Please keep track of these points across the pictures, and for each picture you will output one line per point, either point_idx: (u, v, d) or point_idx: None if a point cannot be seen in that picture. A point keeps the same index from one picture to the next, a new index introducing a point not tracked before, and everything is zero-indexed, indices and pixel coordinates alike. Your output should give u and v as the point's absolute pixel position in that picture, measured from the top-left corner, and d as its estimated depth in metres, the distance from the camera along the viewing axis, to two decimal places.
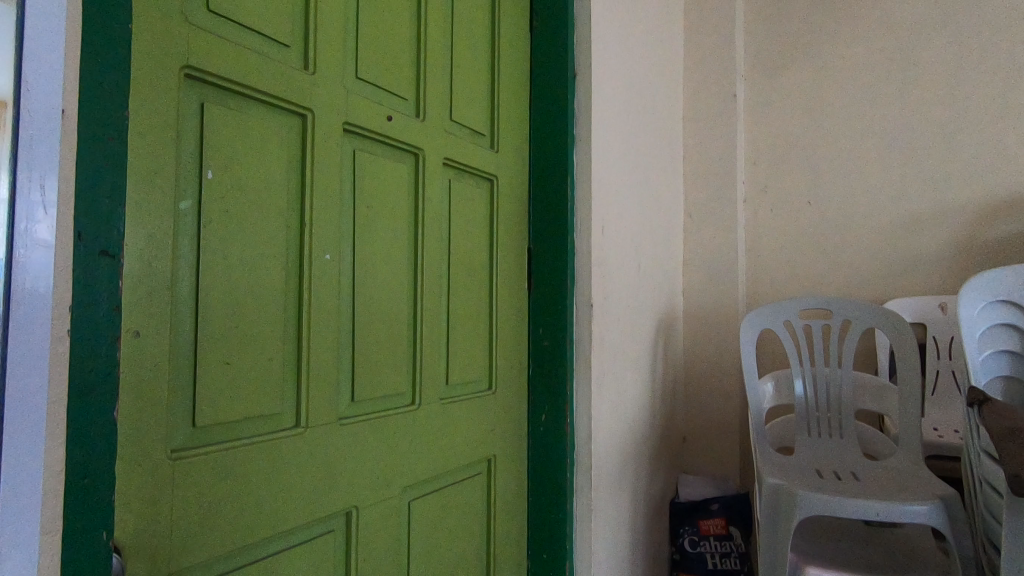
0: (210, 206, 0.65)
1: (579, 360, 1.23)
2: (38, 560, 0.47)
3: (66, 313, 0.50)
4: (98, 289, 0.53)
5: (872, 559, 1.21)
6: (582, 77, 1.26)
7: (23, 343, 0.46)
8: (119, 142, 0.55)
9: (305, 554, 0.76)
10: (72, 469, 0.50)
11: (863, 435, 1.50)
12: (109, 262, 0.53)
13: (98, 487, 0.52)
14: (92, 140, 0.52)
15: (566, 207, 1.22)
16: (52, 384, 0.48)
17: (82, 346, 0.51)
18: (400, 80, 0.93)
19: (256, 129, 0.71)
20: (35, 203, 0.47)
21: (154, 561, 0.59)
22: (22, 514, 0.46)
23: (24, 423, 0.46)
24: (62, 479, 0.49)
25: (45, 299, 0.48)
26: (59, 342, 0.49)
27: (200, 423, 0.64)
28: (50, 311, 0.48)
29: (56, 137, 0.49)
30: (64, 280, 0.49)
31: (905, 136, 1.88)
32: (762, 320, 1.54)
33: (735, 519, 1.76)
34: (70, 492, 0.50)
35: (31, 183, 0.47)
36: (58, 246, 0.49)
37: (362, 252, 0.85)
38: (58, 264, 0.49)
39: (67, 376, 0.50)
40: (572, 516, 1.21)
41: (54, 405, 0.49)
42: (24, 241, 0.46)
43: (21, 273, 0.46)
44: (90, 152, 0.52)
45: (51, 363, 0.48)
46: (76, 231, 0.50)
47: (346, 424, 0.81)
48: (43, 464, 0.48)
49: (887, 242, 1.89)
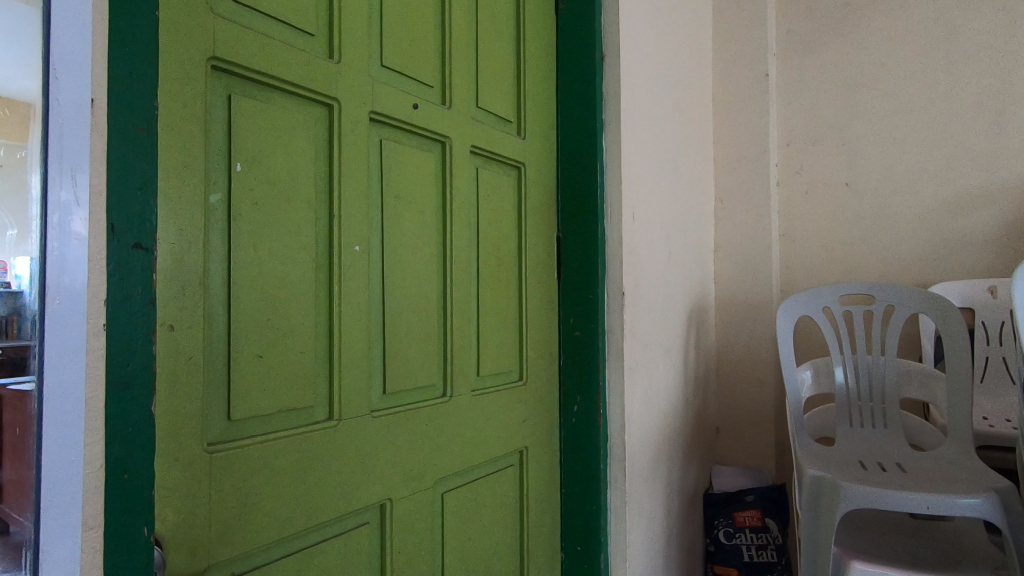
0: (239, 199, 0.65)
1: (611, 350, 1.20)
2: (80, 555, 0.48)
3: (101, 307, 0.50)
4: (133, 282, 0.52)
5: (920, 552, 1.17)
6: (611, 59, 1.22)
7: (60, 336, 0.47)
8: (149, 132, 0.54)
9: (341, 547, 0.76)
10: (112, 465, 0.50)
11: (909, 426, 1.44)
12: (142, 255, 0.53)
13: (137, 481, 0.53)
14: (122, 132, 0.52)
15: (595, 194, 1.19)
16: (90, 379, 0.49)
17: (117, 340, 0.51)
18: (426, 66, 0.92)
19: (283, 120, 0.70)
20: (66, 197, 0.47)
21: (194, 554, 0.59)
22: (63, 506, 0.47)
23: (61, 418, 0.47)
24: (103, 474, 0.50)
25: (81, 293, 0.48)
26: (95, 337, 0.49)
27: (235, 416, 0.64)
28: (86, 306, 0.48)
29: (86, 131, 0.49)
30: (99, 275, 0.49)
31: (951, 112, 1.79)
32: (799, 306, 1.49)
33: (771, 510, 1.72)
34: (111, 486, 0.50)
35: (63, 179, 0.47)
36: (92, 238, 0.49)
37: (391, 242, 0.84)
38: (92, 257, 0.49)
39: (104, 372, 0.50)
40: (606, 509, 1.19)
41: (91, 401, 0.49)
42: (57, 234, 0.47)
43: (55, 267, 0.47)
44: (121, 145, 0.52)
45: (88, 358, 0.49)
46: (109, 224, 0.50)
47: (379, 417, 0.81)
48: (83, 460, 0.48)
49: (931, 223, 1.80)
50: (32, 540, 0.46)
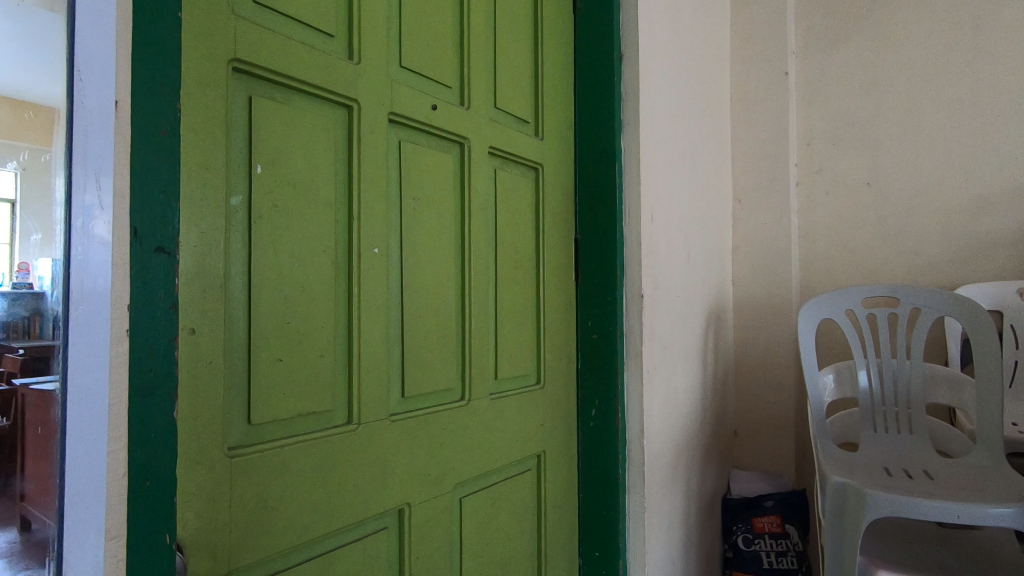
0: (259, 201, 0.65)
1: (630, 354, 1.18)
2: (103, 564, 0.48)
3: (125, 312, 0.49)
4: (156, 287, 0.52)
5: (948, 562, 1.14)
6: (629, 57, 1.20)
7: (83, 341, 0.46)
8: (172, 135, 0.54)
9: (360, 552, 0.75)
10: (135, 471, 0.50)
11: (936, 432, 1.41)
12: (164, 259, 0.53)
13: (160, 489, 0.52)
14: (145, 135, 0.51)
15: (614, 194, 1.17)
16: (113, 385, 0.48)
17: (140, 344, 0.50)
18: (444, 66, 0.91)
19: (303, 121, 0.69)
20: (90, 200, 0.47)
21: (215, 559, 0.59)
22: (86, 514, 0.46)
23: (85, 421, 0.46)
24: (126, 481, 0.49)
25: (104, 297, 0.48)
26: (119, 342, 0.49)
27: (255, 420, 0.63)
28: (110, 310, 0.48)
29: (110, 132, 0.48)
30: (122, 280, 0.49)
31: (978, 111, 1.74)
32: (822, 308, 1.46)
33: (791, 516, 1.69)
34: (133, 493, 0.50)
35: (87, 180, 0.47)
36: (115, 242, 0.49)
37: (410, 245, 0.84)
38: (116, 261, 0.49)
39: (127, 377, 0.49)
40: (624, 514, 1.17)
41: (115, 407, 0.48)
42: (80, 237, 0.46)
43: (78, 270, 0.46)
44: (144, 148, 0.51)
45: (111, 363, 0.48)
46: (132, 228, 0.50)
47: (398, 421, 0.80)
48: (106, 466, 0.48)
49: (956, 224, 1.76)
50: (55, 548, 0.45)
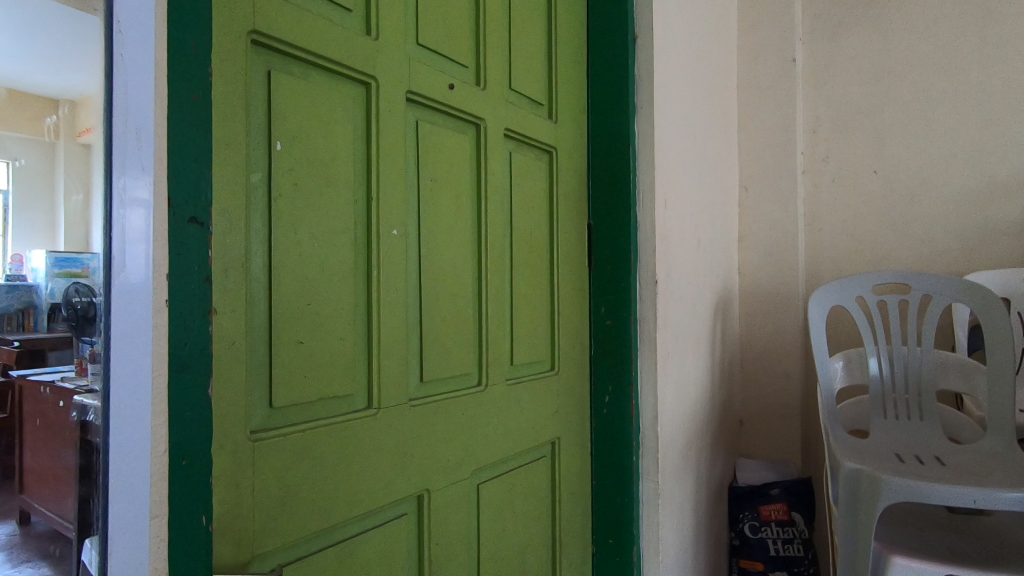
0: (279, 179, 0.63)
1: (644, 340, 1.17)
2: (148, 538, 0.47)
3: (163, 283, 0.48)
4: (192, 258, 0.51)
5: (961, 547, 1.14)
6: (643, 39, 1.18)
7: (127, 305, 0.46)
8: (203, 100, 0.52)
9: (381, 538, 0.74)
10: (175, 448, 0.49)
11: (947, 420, 1.40)
12: (198, 230, 0.51)
13: (197, 469, 0.51)
14: (182, 102, 0.50)
15: (627, 179, 1.16)
16: (154, 357, 0.47)
17: (177, 318, 0.49)
18: (460, 45, 0.89)
19: (322, 98, 0.68)
20: (131, 159, 0.46)
21: (239, 544, 0.58)
22: (131, 487, 0.45)
23: (128, 393, 0.45)
24: (166, 458, 0.48)
25: (145, 261, 0.47)
26: (158, 313, 0.48)
27: (277, 403, 0.62)
28: (150, 277, 0.47)
29: (150, 92, 0.48)
30: (161, 250, 0.48)
31: (987, 97, 1.73)
32: (832, 296, 1.45)
33: (797, 504, 1.71)
34: (172, 472, 0.49)
35: (129, 139, 0.46)
36: (154, 206, 0.48)
37: (428, 227, 0.82)
38: (155, 228, 0.48)
39: (167, 351, 0.48)
40: (638, 501, 1.16)
41: (155, 381, 0.47)
42: (121, 199, 0.46)
43: (119, 232, 0.45)
44: (181, 116, 0.50)
45: (153, 335, 0.47)
46: (169, 196, 0.49)
47: (417, 405, 0.79)
48: (148, 440, 0.47)
49: (963, 211, 1.76)
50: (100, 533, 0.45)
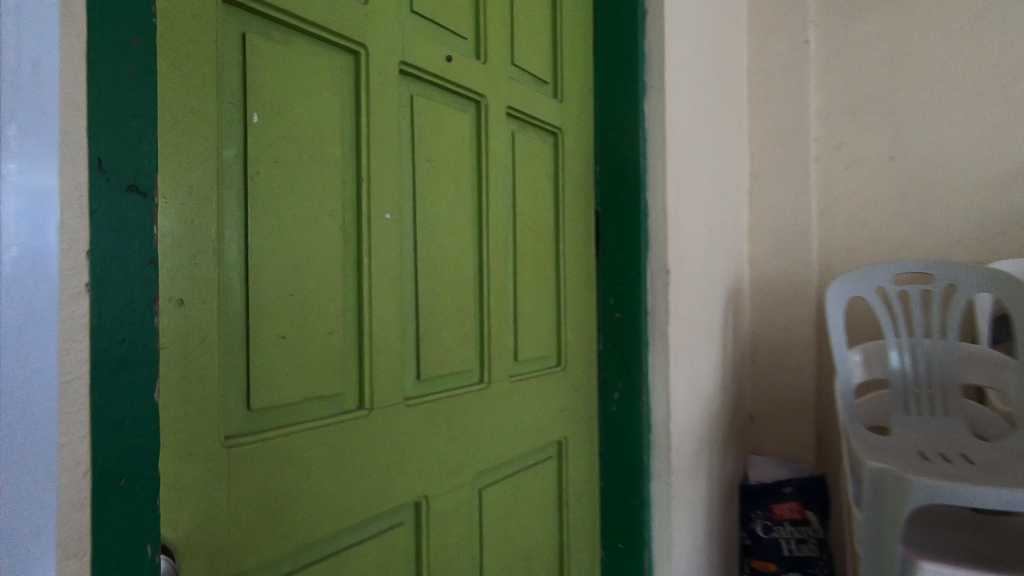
0: (257, 155, 0.56)
1: (655, 333, 1.10)
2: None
3: (83, 264, 0.39)
4: (130, 235, 0.42)
5: (992, 550, 1.08)
6: (653, 14, 1.10)
7: (27, 290, 0.35)
8: (144, 45, 0.44)
9: (376, 551, 0.68)
10: (104, 470, 0.41)
11: (969, 415, 1.30)
12: (139, 201, 0.43)
13: (133, 491, 0.43)
14: (110, 53, 0.41)
15: (637, 163, 1.09)
16: (67, 355, 0.38)
17: (107, 308, 0.41)
18: (459, 14, 0.82)
19: (306, 67, 0.61)
20: (27, 94, 0.35)
21: (212, 563, 0.52)
22: (37, 523, 0.36)
23: (30, 409, 0.35)
24: (90, 483, 0.40)
25: (53, 232, 0.37)
26: (77, 304, 0.39)
27: (255, 405, 0.56)
28: (60, 253, 0.37)
29: (53, 13, 0.37)
30: (81, 223, 0.39)
31: (1011, 79, 1.65)
32: (851, 286, 1.39)
33: (811, 502, 1.65)
34: (104, 497, 0.41)
35: (25, 65, 0.35)
36: (66, 163, 0.38)
37: (425, 211, 0.76)
38: (64, 191, 0.38)
39: (88, 347, 0.39)
40: (649, 503, 1.10)
41: (73, 387, 0.38)
42: (18, 149, 0.34)
43: (16, 193, 0.34)
44: (109, 68, 0.41)
45: (63, 329, 0.38)
46: (93, 155, 0.40)
47: (413, 405, 0.72)
48: (61, 466, 0.38)
49: (985, 198, 1.68)
50: None
